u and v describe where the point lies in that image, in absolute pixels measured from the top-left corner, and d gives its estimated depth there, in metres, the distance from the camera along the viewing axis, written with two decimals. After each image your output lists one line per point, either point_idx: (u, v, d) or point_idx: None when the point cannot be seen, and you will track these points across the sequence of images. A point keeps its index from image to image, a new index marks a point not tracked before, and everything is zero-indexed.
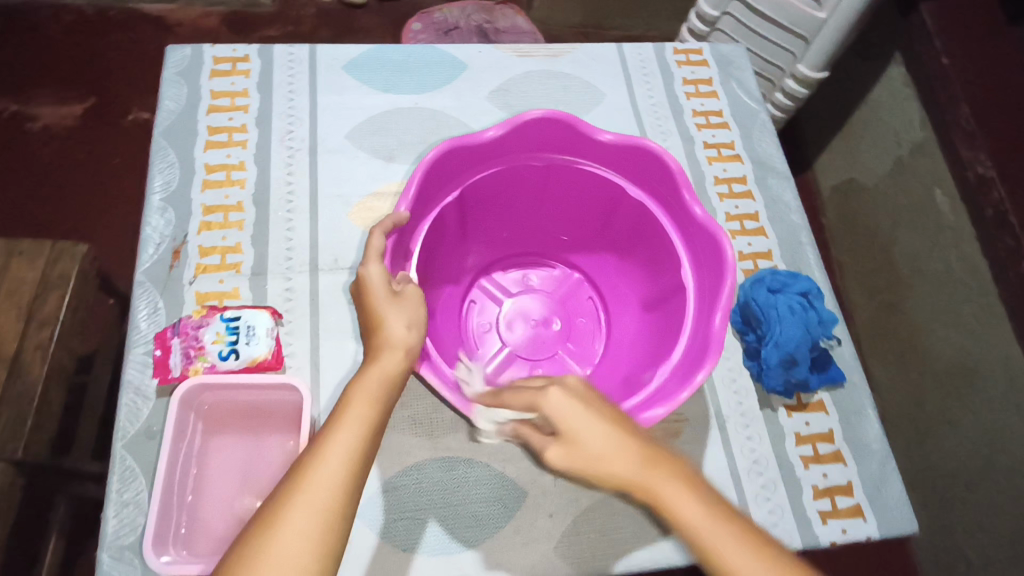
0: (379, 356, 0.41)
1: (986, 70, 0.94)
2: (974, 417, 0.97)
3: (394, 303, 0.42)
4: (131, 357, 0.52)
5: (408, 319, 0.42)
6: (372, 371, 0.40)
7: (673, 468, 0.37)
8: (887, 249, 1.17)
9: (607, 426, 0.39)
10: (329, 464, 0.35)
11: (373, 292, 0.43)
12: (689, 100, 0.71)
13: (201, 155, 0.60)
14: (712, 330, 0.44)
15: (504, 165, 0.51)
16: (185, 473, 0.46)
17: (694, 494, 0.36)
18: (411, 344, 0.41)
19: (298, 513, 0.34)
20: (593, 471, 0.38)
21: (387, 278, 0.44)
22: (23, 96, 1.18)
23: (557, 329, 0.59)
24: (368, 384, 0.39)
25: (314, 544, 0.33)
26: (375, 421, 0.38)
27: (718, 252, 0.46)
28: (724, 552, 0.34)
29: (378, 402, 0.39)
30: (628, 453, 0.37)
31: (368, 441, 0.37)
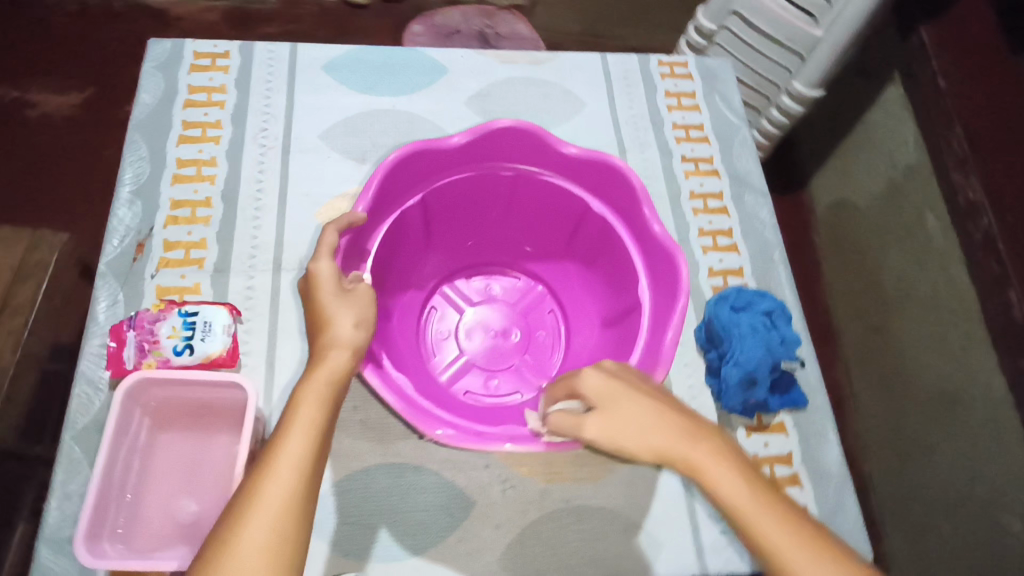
0: (325, 357, 0.40)
1: (983, 93, 0.94)
2: (953, 445, 0.96)
3: (343, 302, 0.41)
4: (86, 348, 0.52)
5: (355, 317, 0.41)
6: (318, 375, 0.39)
7: (710, 440, 0.40)
8: (876, 271, 1.16)
9: (649, 406, 0.42)
10: (279, 474, 0.35)
11: (322, 288, 0.42)
12: (670, 112, 0.70)
13: (173, 149, 0.60)
14: (662, 352, 0.44)
15: (471, 172, 0.51)
16: (127, 469, 0.45)
17: (733, 469, 0.39)
18: (358, 344, 0.40)
19: (252, 524, 0.33)
20: (635, 443, 0.41)
21: (338, 274, 0.43)
22: (21, 83, 1.19)
23: (516, 340, 0.59)
24: (314, 389, 0.39)
25: (270, 554, 0.33)
26: (322, 432, 0.38)
27: (675, 273, 0.46)
28: (752, 513, 0.37)
29: (326, 408, 0.38)
30: (664, 428, 0.41)
31: (318, 449, 0.37)
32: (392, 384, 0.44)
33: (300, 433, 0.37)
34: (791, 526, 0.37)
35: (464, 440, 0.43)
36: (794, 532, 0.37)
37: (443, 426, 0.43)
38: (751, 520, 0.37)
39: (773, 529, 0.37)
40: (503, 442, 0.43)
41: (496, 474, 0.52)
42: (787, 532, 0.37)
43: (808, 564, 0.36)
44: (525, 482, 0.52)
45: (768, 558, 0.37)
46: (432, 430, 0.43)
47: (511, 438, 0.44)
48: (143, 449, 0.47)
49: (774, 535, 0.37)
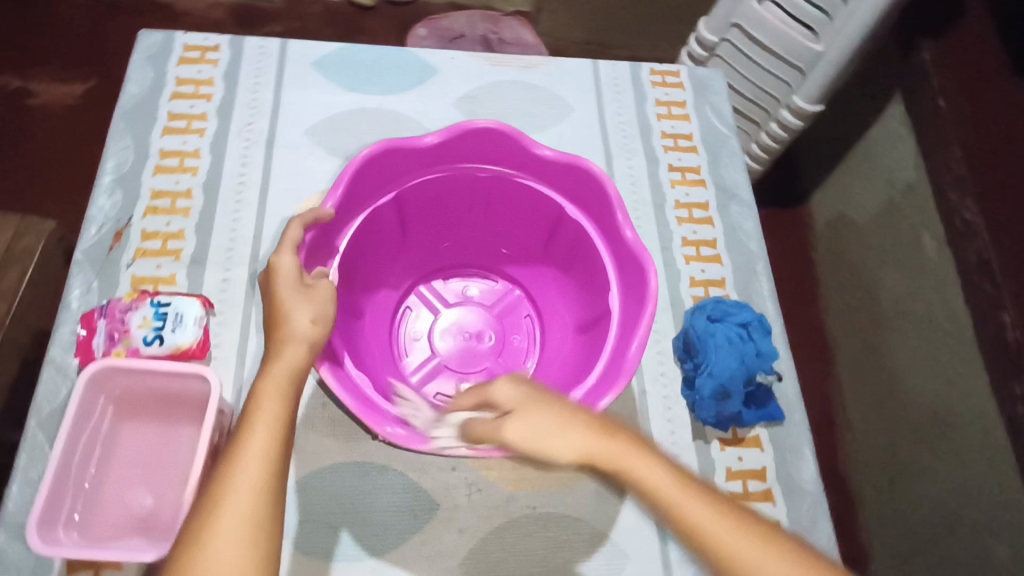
0: (282, 351, 0.39)
1: (982, 117, 0.91)
2: (943, 468, 0.94)
3: (301, 297, 0.41)
4: (56, 336, 0.52)
5: (313, 312, 0.41)
6: (277, 369, 0.39)
7: (631, 439, 0.37)
8: (871, 289, 1.15)
9: (557, 411, 0.38)
10: (247, 468, 0.34)
11: (281, 284, 0.42)
12: (660, 120, 0.70)
13: (157, 140, 0.60)
14: (626, 360, 0.44)
15: (446, 172, 0.51)
16: (87, 457, 0.45)
17: (657, 464, 0.36)
18: (314, 338, 0.40)
19: (225, 519, 0.33)
20: (553, 453, 0.37)
21: (299, 269, 0.43)
22: (25, 71, 1.20)
23: (490, 343, 0.59)
24: (274, 383, 0.38)
25: (249, 551, 0.32)
26: (285, 423, 0.37)
27: (644, 280, 0.46)
28: (697, 514, 0.34)
29: (286, 401, 0.38)
30: (583, 430, 0.37)
31: (284, 442, 0.36)
32: (348, 382, 0.44)
33: (264, 427, 0.36)
34: (734, 524, 0.34)
35: (413, 440, 0.43)
36: (741, 529, 0.34)
37: (393, 424, 0.44)
38: (695, 522, 0.34)
39: (721, 528, 0.34)
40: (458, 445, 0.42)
41: (462, 477, 0.52)
42: (734, 529, 0.34)
43: (765, 561, 0.33)
44: (492, 486, 0.51)
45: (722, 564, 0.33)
46: (381, 429, 0.43)
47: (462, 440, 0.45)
48: (106, 438, 0.47)
49: (723, 535, 0.34)
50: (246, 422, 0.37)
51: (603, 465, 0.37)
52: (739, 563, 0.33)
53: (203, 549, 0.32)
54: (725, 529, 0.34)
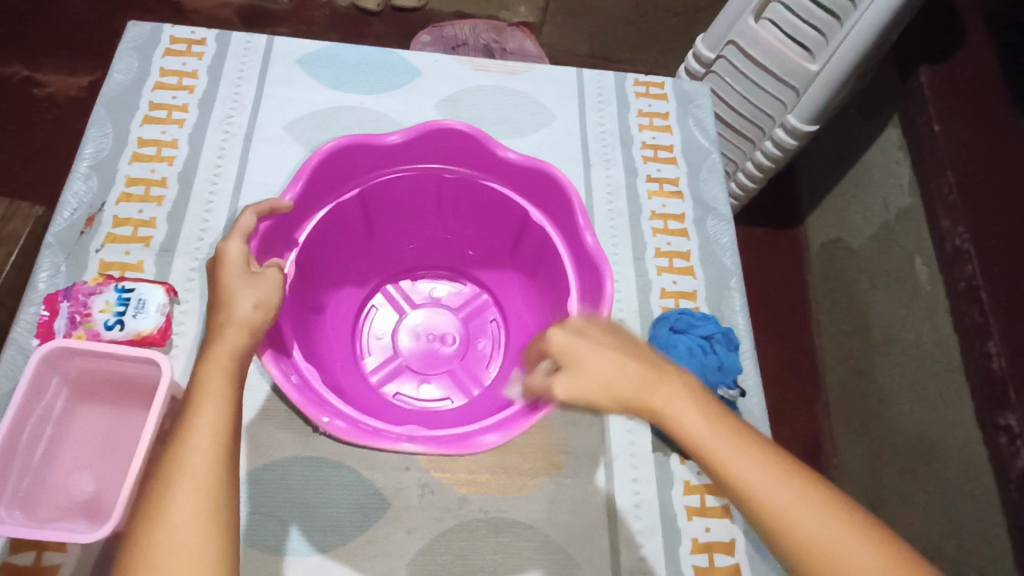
0: (222, 335, 0.39)
1: (976, 143, 0.90)
2: (926, 497, 0.92)
3: (246, 283, 0.41)
4: (21, 316, 0.52)
5: (256, 297, 0.41)
6: (219, 352, 0.38)
7: (675, 387, 0.38)
8: (863, 313, 1.13)
9: (611, 347, 0.41)
10: (198, 447, 0.35)
11: (228, 268, 0.42)
12: (641, 131, 0.70)
13: (136, 129, 0.61)
14: None
15: (412, 172, 0.51)
16: (37, 436, 0.45)
17: (699, 411, 0.37)
18: (257, 323, 0.40)
19: (179, 497, 0.33)
20: (597, 385, 0.39)
21: (247, 255, 0.43)
22: (33, 62, 1.22)
23: (453, 346, 0.59)
24: (217, 367, 0.38)
25: (207, 525, 0.33)
26: (231, 405, 0.37)
27: (600, 287, 0.45)
28: (724, 452, 0.35)
29: (230, 382, 0.38)
30: (630, 379, 0.39)
31: (231, 421, 0.37)
32: (291, 374, 0.43)
33: (211, 411, 0.36)
34: (762, 461, 0.35)
35: (355, 435, 0.41)
36: (767, 468, 0.35)
37: (334, 417, 0.41)
38: (721, 460, 0.35)
39: (748, 463, 0.35)
40: (397, 441, 0.41)
41: (415, 478, 0.51)
42: (760, 466, 0.35)
43: (787, 498, 0.34)
44: (444, 488, 0.51)
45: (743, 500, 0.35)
46: (320, 421, 0.41)
47: (410, 437, 0.41)
48: (59, 419, 0.47)
49: (747, 472, 0.35)
50: (191, 404, 0.37)
51: (640, 404, 0.38)
52: (761, 500, 0.34)
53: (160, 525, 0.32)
54: (749, 466, 0.35)
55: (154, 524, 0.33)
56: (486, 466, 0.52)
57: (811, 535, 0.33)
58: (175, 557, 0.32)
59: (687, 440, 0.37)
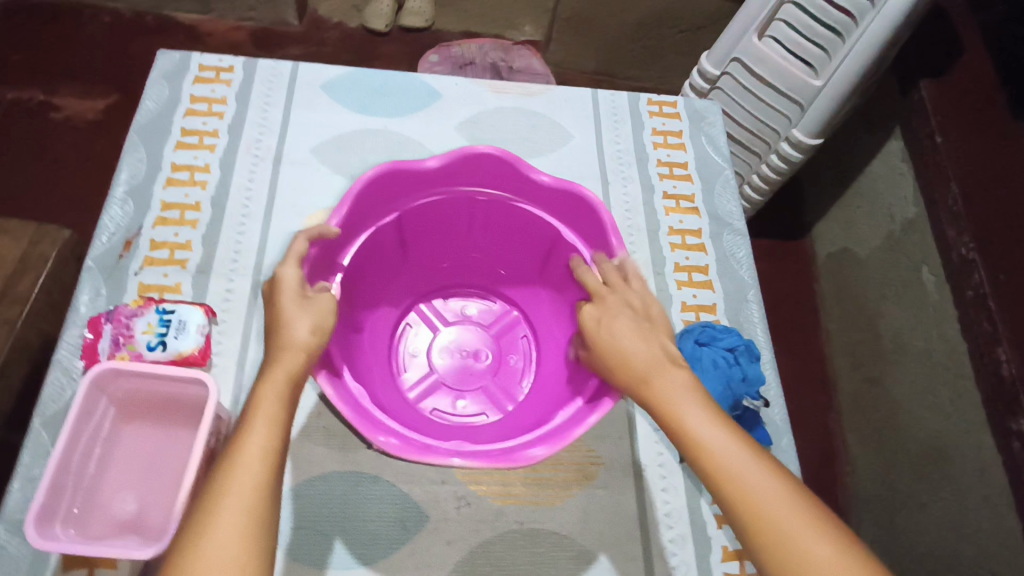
0: (280, 358, 0.41)
1: (979, 154, 0.92)
2: (941, 503, 0.93)
3: (303, 308, 0.44)
4: (65, 338, 0.54)
5: (312, 322, 0.43)
6: (275, 374, 0.40)
7: (672, 369, 0.43)
8: (872, 322, 1.14)
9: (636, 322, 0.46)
10: (248, 466, 0.36)
11: (284, 292, 0.44)
12: (655, 149, 0.72)
13: (169, 155, 0.63)
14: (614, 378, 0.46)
15: (446, 194, 0.54)
16: (87, 456, 0.47)
17: (685, 389, 0.42)
18: (311, 347, 0.42)
19: (223, 510, 0.34)
20: (620, 350, 0.45)
21: (302, 280, 0.45)
22: (51, 86, 1.24)
23: (487, 362, 0.61)
24: (272, 388, 0.40)
25: (246, 542, 0.34)
26: (282, 427, 0.39)
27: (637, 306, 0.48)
28: (718, 443, 0.39)
29: (283, 404, 0.40)
30: (632, 356, 0.44)
31: (280, 444, 0.38)
32: (344, 392, 0.44)
33: (264, 431, 0.38)
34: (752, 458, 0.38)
35: (408, 451, 0.42)
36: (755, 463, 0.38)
37: (388, 434, 0.43)
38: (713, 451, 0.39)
39: (738, 457, 0.38)
40: (450, 456, 0.42)
41: (452, 491, 0.53)
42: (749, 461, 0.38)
43: (772, 490, 0.37)
44: (480, 500, 0.52)
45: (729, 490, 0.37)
46: (375, 438, 0.42)
47: (460, 453, 0.43)
48: (106, 438, 0.48)
49: (738, 463, 0.38)
50: (246, 421, 0.38)
51: (649, 392, 0.42)
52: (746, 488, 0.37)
53: (202, 536, 0.34)
54: (740, 458, 0.38)
55: (197, 535, 0.34)
56: (520, 479, 0.54)
57: (789, 532, 0.35)
58: (210, 572, 0.33)
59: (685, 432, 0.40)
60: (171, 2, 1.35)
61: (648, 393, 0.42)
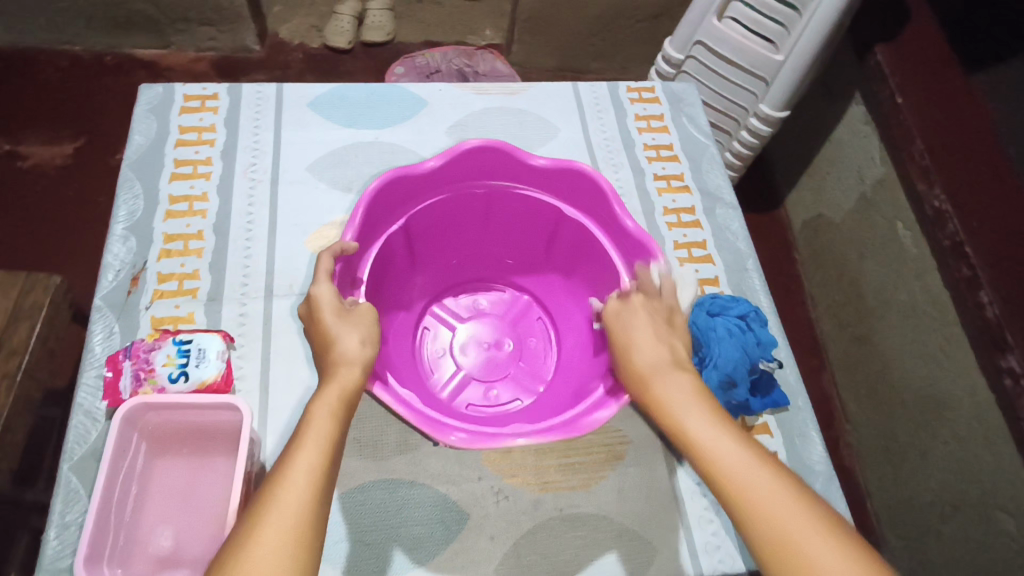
0: (335, 373, 0.42)
1: (938, 110, 0.95)
2: (942, 447, 0.96)
3: (347, 323, 0.45)
4: (83, 380, 0.53)
5: (361, 336, 0.44)
6: (329, 389, 0.42)
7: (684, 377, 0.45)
8: (855, 282, 1.18)
9: (649, 326, 0.48)
10: (295, 480, 0.37)
11: (325, 309, 0.46)
12: (640, 134, 0.74)
13: (165, 187, 0.63)
14: None
15: (448, 192, 0.57)
16: (126, 492, 0.46)
17: (695, 396, 0.43)
18: (364, 359, 0.43)
19: (270, 522, 0.35)
20: (633, 345, 0.47)
21: (339, 296, 0.46)
22: (15, 136, 1.22)
23: (509, 350, 0.64)
24: (326, 403, 0.41)
25: (288, 558, 0.34)
26: (332, 442, 0.39)
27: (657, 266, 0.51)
28: (740, 473, 0.38)
29: (335, 422, 0.40)
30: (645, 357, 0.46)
31: (330, 459, 0.39)
32: (402, 397, 0.46)
33: (314, 446, 0.39)
34: (781, 487, 0.38)
35: (478, 441, 0.44)
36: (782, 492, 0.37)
37: (456, 431, 0.45)
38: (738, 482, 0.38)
39: (762, 485, 0.38)
40: (514, 438, 0.44)
41: (489, 486, 0.53)
42: (775, 489, 0.37)
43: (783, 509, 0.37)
44: (517, 492, 0.53)
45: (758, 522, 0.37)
46: (445, 436, 0.44)
47: (521, 434, 0.45)
48: (141, 474, 0.48)
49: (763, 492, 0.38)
50: (300, 435, 0.39)
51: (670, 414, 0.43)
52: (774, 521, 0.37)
53: (246, 552, 0.34)
54: (767, 487, 0.38)
55: (244, 550, 0.34)
56: (553, 467, 0.55)
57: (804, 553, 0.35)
58: None
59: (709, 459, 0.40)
60: (128, 40, 1.33)
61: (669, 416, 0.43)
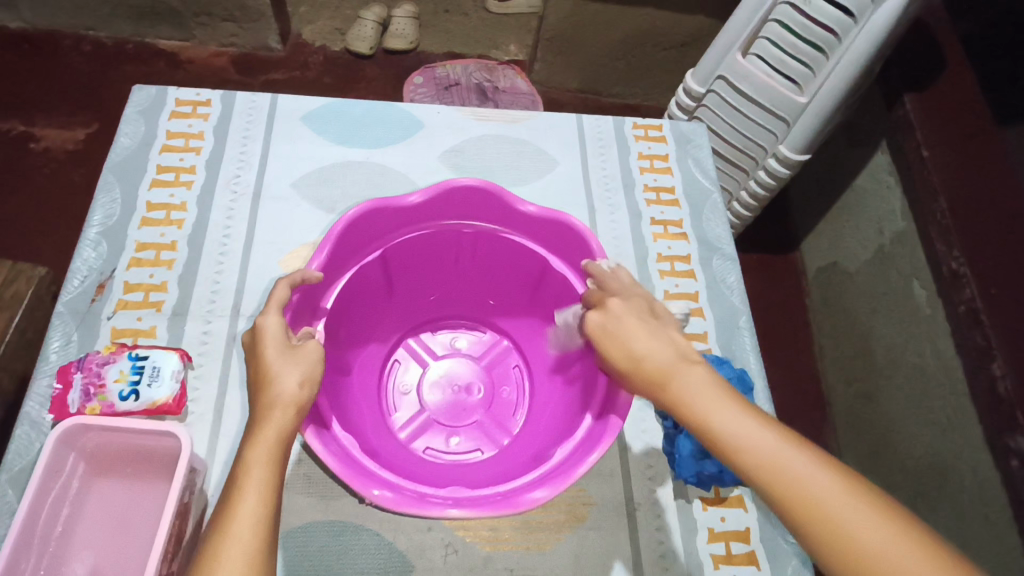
0: (270, 415, 0.39)
1: (968, 167, 0.90)
2: (943, 522, 0.91)
3: (290, 359, 0.42)
4: (33, 389, 0.52)
5: (301, 375, 0.41)
6: (266, 433, 0.39)
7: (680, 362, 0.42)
8: (865, 337, 1.13)
9: (641, 317, 0.46)
10: (239, 536, 0.34)
11: (268, 342, 0.43)
12: (642, 174, 0.71)
13: (144, 193, 0.61)
14: (614, 412, 0.46)
15: (431, 228, 0.54)
16: (54, 517, 0.45)
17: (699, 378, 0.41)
18: (303, 401, 0.41)
19: None
20: (626, 348, 0.44)
21: (285, 329, 0.44)
22: (30, 118, 1.22)
23: (479, 396, 0.62)
24: (265, 447, 0.38)
25: None
26: (274, 487, 0.37)
27: None
28: (818, 491, 0.34)
29: (275, 465, 0.38)
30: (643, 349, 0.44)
31: (274, 510, 0.36)
32: (333, 445, 0.43)
33: (255, 494, 0.36)
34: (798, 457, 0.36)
35: (404, 503, 0.41)
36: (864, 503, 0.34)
37: (382, 487, 0.42)
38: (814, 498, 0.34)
39: (783, 460, 0.36)
40: (444, 507, 0.41)
41: (439, 538, 0.51)
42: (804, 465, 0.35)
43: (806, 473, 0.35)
44: (468, 547, 0.51)
45: (841, 548, 0.33)
46: (369, 492, 0.41)
47: (457, 503, 0.42)
48: (75, 496, 0.46)
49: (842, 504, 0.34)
50: (236, 486, 0.36)
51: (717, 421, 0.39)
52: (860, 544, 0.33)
53: None
54: (824, 484, 0.35)
55: None
56: (510, 524, 0.52)
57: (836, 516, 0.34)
58: None
59: (775, 472, 0.36)
60: (151, 30, 1.33)
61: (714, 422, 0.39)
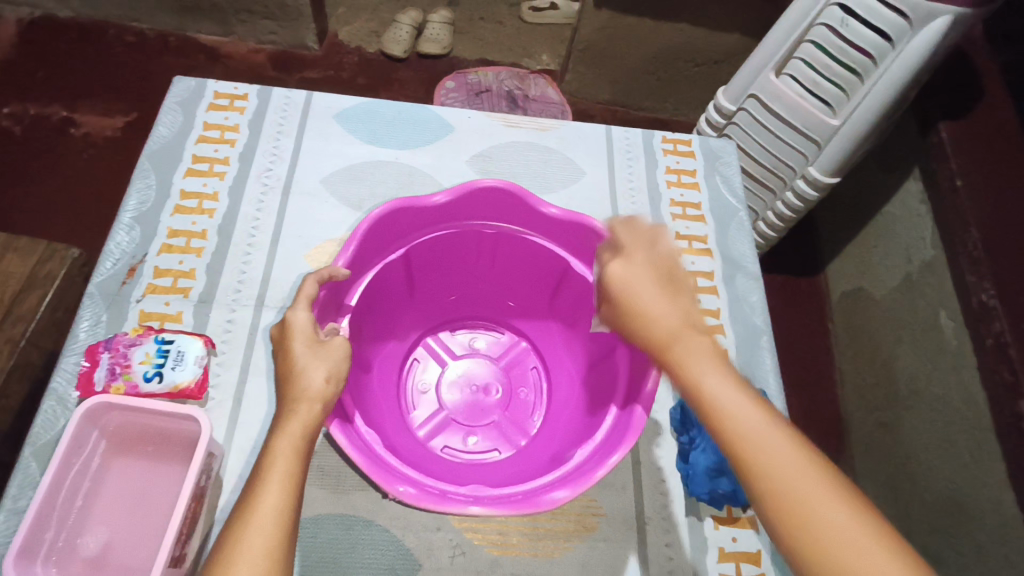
0: (297, 409, 0.40)
1: (1003, 198, 0.88)
2: (962, 559, 0.89)
3: (317, 354, 0.42)
4: (61, 365, 0.53)
5: (328, 370, 0.42)
6: (291, 427, 0.39)
7: (695, 340, 0.40)
8: (888, 365, 1.11)
9: (662, 283, 0.43)
10: (261, 529, 0.34)
11: (296, 337, 0.43)
12: (669, 188, 0.71)
13: (179, 181, 0.63)
14: (634, 417, 0.45)
15: (454, 228, 0.55)
16: (75, 491, 0.46)
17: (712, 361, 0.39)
18: (327, 397, 0.41)
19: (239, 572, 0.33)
20: (643, 313, 0.42)
21: (314, 323, 0.44)
22: (73, 104, 1.26)
23: (497, 396, 0.62)
24: (289, 440, 0.38)
25: None
26: (296, 481, 0.37)
27: None
28: (817, 502, 0.34)
29: (297, 458, 0.38)
30: (659, 319, 0.41)
31: (295, 504, 0.36)
32: (356, 440, 0.44)
33: (277, 486, 0.36)
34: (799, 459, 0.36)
35: (426, 500, 0.42)
36: (829, 492, 0.35)
37: (405, 483, 0.42)
38: (788, 484, 0.35)
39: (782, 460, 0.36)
40: (463, 504, 0.42)
41: (447, 539, 0.51)
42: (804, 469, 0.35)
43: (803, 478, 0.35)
44: (476, 550, 0.51)
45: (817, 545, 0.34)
46: (392, 487, 0.42)
47: (478, 501, 0.42)
48: (95, 473, 0.47)
49: (804, 490, 0.35)
50: (260, 478, 0.37)
51: (698, 393, 0.39)
52: (826, 535, 0.34)
53: None
54: (822, 492, 0.35)
55: None
56: (518, 529, 0.52)
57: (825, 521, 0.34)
58: None
59: (753, 454, 0.36)
60: (193, 24, 1.37)
61: (697, 394, 0.39)
